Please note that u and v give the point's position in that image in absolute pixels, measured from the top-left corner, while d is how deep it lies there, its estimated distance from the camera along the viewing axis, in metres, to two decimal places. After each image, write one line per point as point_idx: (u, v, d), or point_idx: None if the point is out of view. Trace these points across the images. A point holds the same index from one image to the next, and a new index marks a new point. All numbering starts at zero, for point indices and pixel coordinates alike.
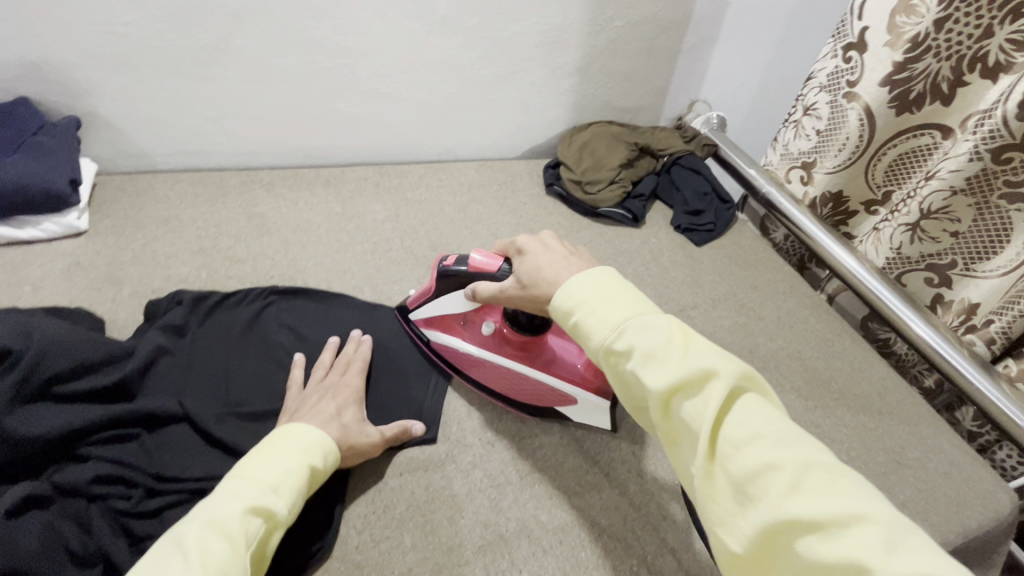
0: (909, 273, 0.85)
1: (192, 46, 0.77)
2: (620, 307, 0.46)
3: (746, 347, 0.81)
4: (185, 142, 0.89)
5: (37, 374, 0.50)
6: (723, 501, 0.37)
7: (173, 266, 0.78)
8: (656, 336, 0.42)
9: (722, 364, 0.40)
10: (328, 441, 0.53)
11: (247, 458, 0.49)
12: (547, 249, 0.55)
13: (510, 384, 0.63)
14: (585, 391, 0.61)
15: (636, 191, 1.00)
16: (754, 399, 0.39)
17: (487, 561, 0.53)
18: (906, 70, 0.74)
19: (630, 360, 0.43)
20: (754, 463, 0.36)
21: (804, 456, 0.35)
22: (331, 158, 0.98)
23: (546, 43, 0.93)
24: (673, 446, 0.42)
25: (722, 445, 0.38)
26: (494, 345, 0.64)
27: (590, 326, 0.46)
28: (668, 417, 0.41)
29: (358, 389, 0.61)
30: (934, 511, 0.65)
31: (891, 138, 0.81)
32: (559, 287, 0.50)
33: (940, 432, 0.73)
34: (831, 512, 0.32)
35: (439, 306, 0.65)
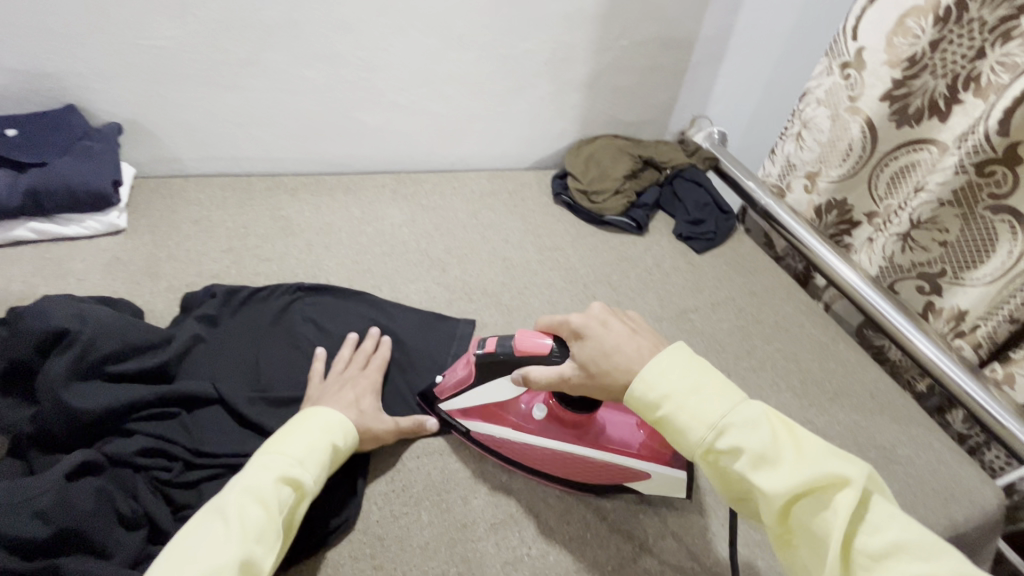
0: (901, 281, 0.89)
1: (225, 58, 0.83)
2: (717, 404, 0.47)
3: (744, 348, 0.85)
4: (215, 148, 0.94)
5: (90, 354, 0.56)
6: None
7: (205, 262, 0.83)
8: (763, 437, 0.44)
9: (846, 469, 0.42)
10: (349, 421, 0.57)
11: (276, 435, 0.53)
12: (606, 329, 0.54)
13: (576, 468, 0.59)
14: (656, 466, 0.58)
15: (640, 200, 1.05)
16: (877, 501, 0.42)
17: (499, 537, 0.57)
18: (906, 86, 0.79)
19: (741, 462, 0.45)
20: (894, 572, 0.39)
21: (943, 563, 0.39)
22: (350, 166, 1.04)
23: (554, 60, 0.99)
24: (790, 544, 0.45)
25: (857, 551, 0.41)
26: (552, 430, 0.59)
27: (687, 424, 0.47)
28: (787, 520, 0.44)
29: (375, 382, 0.65)
30: (922, 504, 0.68)
31: (891, 151, 0.85)
32: (635, 375, 0.50)
33: (930, 431, 0.77)
34: None
35: (479, 395, 0.60)
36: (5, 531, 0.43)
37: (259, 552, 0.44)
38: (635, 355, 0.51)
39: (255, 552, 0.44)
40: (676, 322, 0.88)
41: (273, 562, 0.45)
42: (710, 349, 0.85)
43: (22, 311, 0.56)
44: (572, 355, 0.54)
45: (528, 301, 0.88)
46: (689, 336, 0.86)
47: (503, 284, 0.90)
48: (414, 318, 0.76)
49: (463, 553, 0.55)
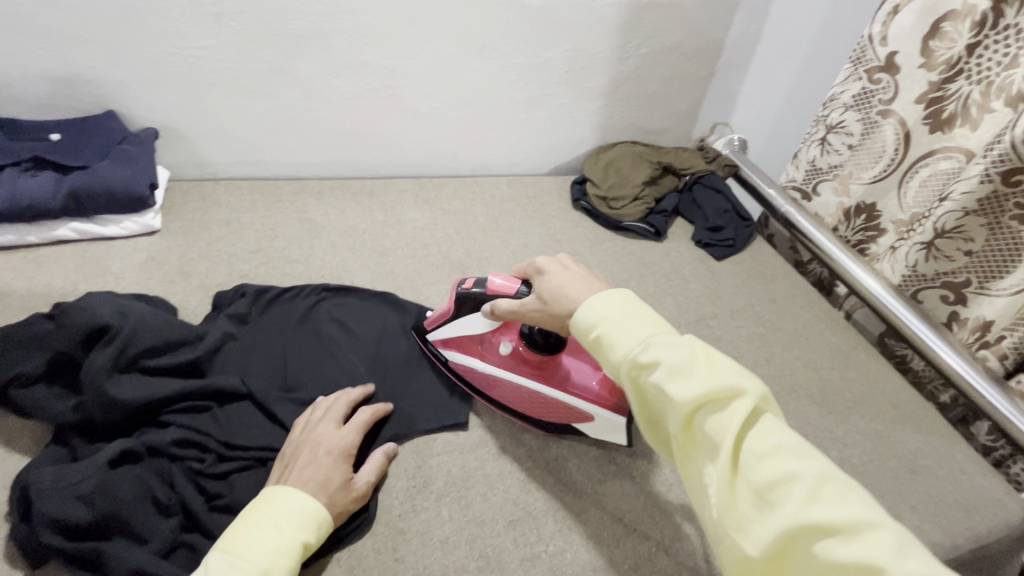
0: (925, 290, 0.89)
1: (257, 67, 0.86)
2: (642, 325, 0.50)
3: (763, 355, 0.85)
4: (244, 153, 0.97)
5: (130, 349, 0.58)
6: (742, 508, 0.41)
7: (235, 263, 0.86)
8: (680, 352, 0.47)
9: (746, 383, 0.45)
10: (322, 510, 0.52)
11: (239, 529, 0.49)
12: (567, 270, 0.59)
13: (529, 401, 0.65)
14: (600, 409, 0.62)
15: (659, 207, 1.05)
16: (772, 418, 0.45)
17: (517, 535, 0.58)
18: (942, 90, 0.80)
19: (653, 372, 0.47)
20: (775, 473, 0.41)
21: (821, 471, 0.41)
22: (373, 171, 1.06)
23: (575, 68, 1.00)
24: (690, 457, 0.46)
25: (745, 456, 0.42)
26: (512, 364, 0.65)
27: (613, 340, 0.50)
28: (690, 431, 0.45)
29: (351, 443, 0.58)
30: (945, 515, 0.67)
31: (923, 158, 0.85)
32: (582, 303, 0.54)
33: (953, 442, 0.76)
34: (848, 517, 0.38)
35: (455, 328, 0.67)
36: (54, 510, 0.47)
37: None
38: (586, 290, 0.55)
39: None
40: (694, 328, 0.88)
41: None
42: (728, 355, 0.85)
43: (69, 307, 0.59)
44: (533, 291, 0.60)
45: None
46: (707, 341, 0.86)
47: None
48: None
49: (482, 549, 0.57)
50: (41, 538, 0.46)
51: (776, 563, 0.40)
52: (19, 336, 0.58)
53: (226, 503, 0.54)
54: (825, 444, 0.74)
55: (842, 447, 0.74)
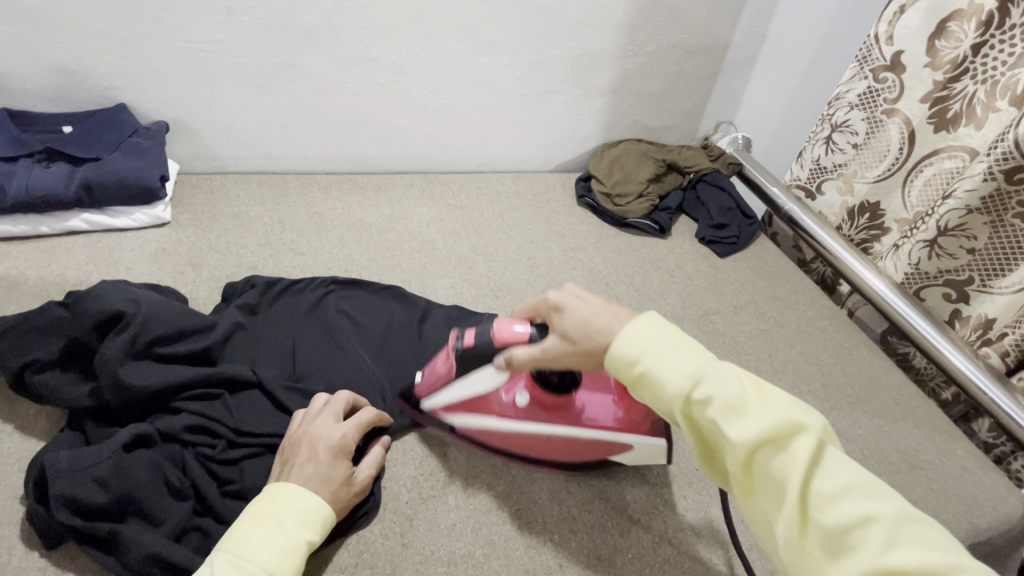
0: (927, 288, 0.90)
1: (266, 62, 0.87)
2: (687, 355, 0.46)
3: (766, 350, 0.86)
4: (252, 147, 0.98)
5: (143, 336, 0.59)
6: (815, 554, 0.40)
7: (244, 255, 0.87)
8: (734, 387, 0.44)
9: (808, 418, 0.42)
10: (325, 508, 0.51)
11: (241, 530, 0.48)
12: (582, 301, 0.53)
13: (561, 446, 0.61)
14: (638, 437, 0.60)
15: (664, 204, 1.06)
16: (837, 452, 0.42)
17: (522, 522, 0.59)
18: (947, 89, 0.81)
19: (707, 409, 0.44)
20: (851, 517, 0.39)
21: (899, 510, 0.39)
22: (380, 166, 1.07)
23: (581, 65, 1.01)
24: (751, 498, 0.44)
25: (815, 498, 0.40)
26: (534, 414, 0.60)
27: (658, 373, 0.46)
28: (750, 471, 0.43)
29: (350, 439, 0.56)
30: (945, 509, 0.68)
31: (928, 157, 0.86)
32: (614, 336, 0.49)
33: (954, 438, 0.76)
34: (931, 562, 0.36)
35: (461, 389, 0.61)
36: (70, 492, 0.48)
37: None
38: (613, 321, 0.50)
39: None
40: (697, 323, 0.89)
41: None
42: (731, 350, 0.85)
43: (83, 294, 0.60)
44: (553, 330, 0.54)
45: None
46: (711, 337, 0.87)
47: (527, 283, 0.92)
48: (443, 314, 0.78)
49: (487, 536, 0.58)
50: (58, 517, 0.47)
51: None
52: (34, 322, 0.59)
53: (237, 488, 0.55)
54: None
55: (844, 441, 0.74)
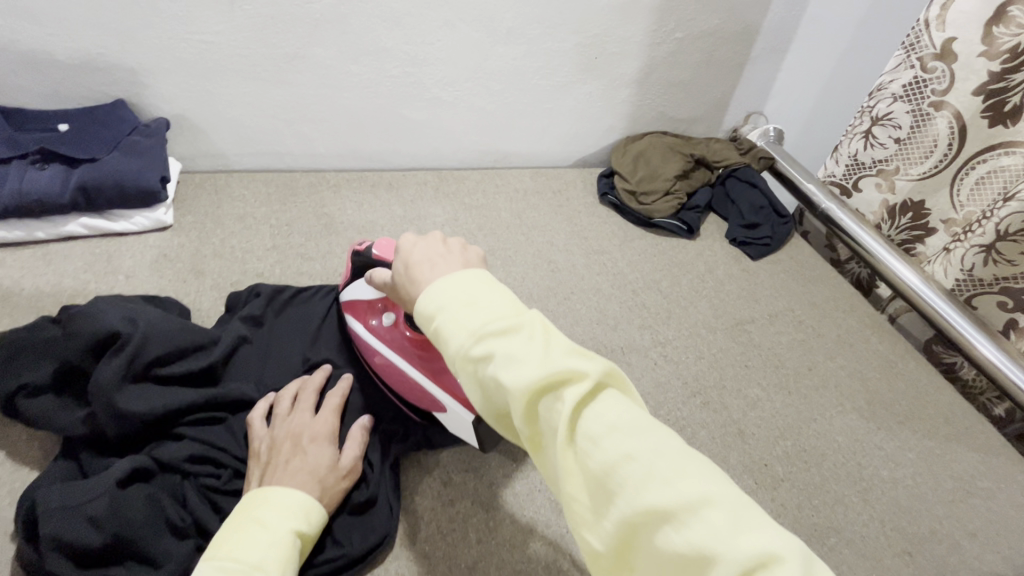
0: (980, 296, 0.84)
1: (271, 52, 0.82)
2: (475, 303, 0.39)
3: (805, 363, 0.80)
4: (258, 144, 0.93)
5: (140, 357, 0.55)
6: (584, 503, 0.34)
7: (250, 260, 0.82)
8: (516, 337, 0.37)
9: (584, 361, 0.36)
10: (309, 499, 0.50)
11: (218, 542, 0.45)
12: (426, 242, 0.47)
13: (404, 385, 0.60)
14: (454, 402, 0.56)
15: (692, 202, 1.00)
16: (618, 393, 0.36)
17: (550, 559, 0.57)
18: (1004, 80, 0.73)
19: (486, 363, 0.37)
20: (612, 459, 0.33)
21: (662, 444, 0.33)
22: (392, 162, 1.02)
23: (605, 54, 0.95)
24: (538, 455, 0.37)
25: (581, 443, 0.34)
26: (391, 339, 0.60)
27: (444, 330, 0.39)
28: (530, 424, 0.36)
29: (332, 427, 0.57)
30: (1007, 543, 0.63)
31: (982, 152, 0.79)
32: (421, 291, 0.42)
33: (1012, 463, 0.70)
34: (685, 499, 0.30)
35: (352, 291, 0.64)
36: (60, 533, 0.44)
37: None
38: (432, 274, 0.43)
39: None
40: (730, 333, 0.83)
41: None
42: (768, 362, 0.79)
43: (76, 312, 0.56)
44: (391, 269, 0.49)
45: (575, 308, 0.84)
46: (745, 348, 0.81)
47: (548, 288, 0.86)
48: None
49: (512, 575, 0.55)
50: (49, 561, 0.44)
51: (626, 558, 0.33)
52: (24, 343, 0.55)
53: None
54: (873, 462, 0.69)
55: (893, 466, 0.68)
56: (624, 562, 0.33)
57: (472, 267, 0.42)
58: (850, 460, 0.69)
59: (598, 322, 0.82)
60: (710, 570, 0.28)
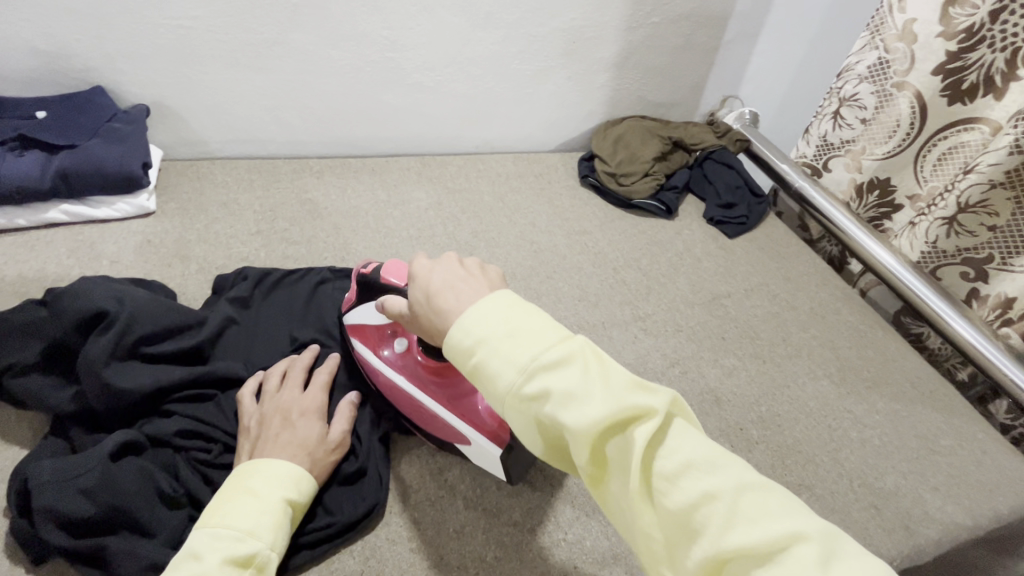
0: (944, 267, 0.88)
1: (250, 38, 0.82)
2: (525, 340, 0.38)
3: (780, 334, 0.83)
4: (240, 130, 0.93)
5: (128, 336, 0.56)
6: (661, 541, 0.35)
7: (235, 245, 0.83)
8: (574, 375, 0.37)
9: (648, 398, 0.36)
10: (299, 469, 0.51)
11: (211, 508, 0.46)
12: (446, 270, 0.46)
13: (423, 414, 0.59)
14: (478, 435, 0.55)
15: (670, 183, 1.03)
16: (684, 427, 0.36)
17: (535, 522, 0.59)
18: (960, 60, 0.76)
19: (547, 405, 0.37)
20: (691, 497, 0.33)
21: (738, 479, 0.34)
22: (375, 148, 1.02)
23: (583, 39, 0.96)
24: (604, 490, 0.38)
25: (656, 482, 0.35)
26: (406, 369, 0.59)
27: (492, 368, 0.38)
28: (597, 462, 0.37)
29: (320, 402, 0.58)
30: (967, 495, 0.66)
31: (943, 129, 0.82)
32: (452, 323, 0.41)
33: (973, 422, 0.74)
34: (772, 536, 0.31)
35: (361, 315, 0.61)
36: (53, 505, 0.45)
37: None
38: (458, 301, 0.42)
39: None
40: (708, 307, 0.85)
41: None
42: (744, 334, 0.82)
43: (61, 291, 0.56)
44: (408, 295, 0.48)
45: (558, 286, 0.86)
46: (723, 321, 0.83)
47: (531, 268, 0.88)
48: None
49: (499, 537, 0.57)
50: (43, 531, 0.45)
51: None
52: (10, 323, 0.56)
53: None
54: (843, 424, 0.72)
55: (861, 428, 0.72)
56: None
57: (507, 293, 0.42)
58: (822, 424, 0.72)
59: (580, 300, 0.84)
60: None
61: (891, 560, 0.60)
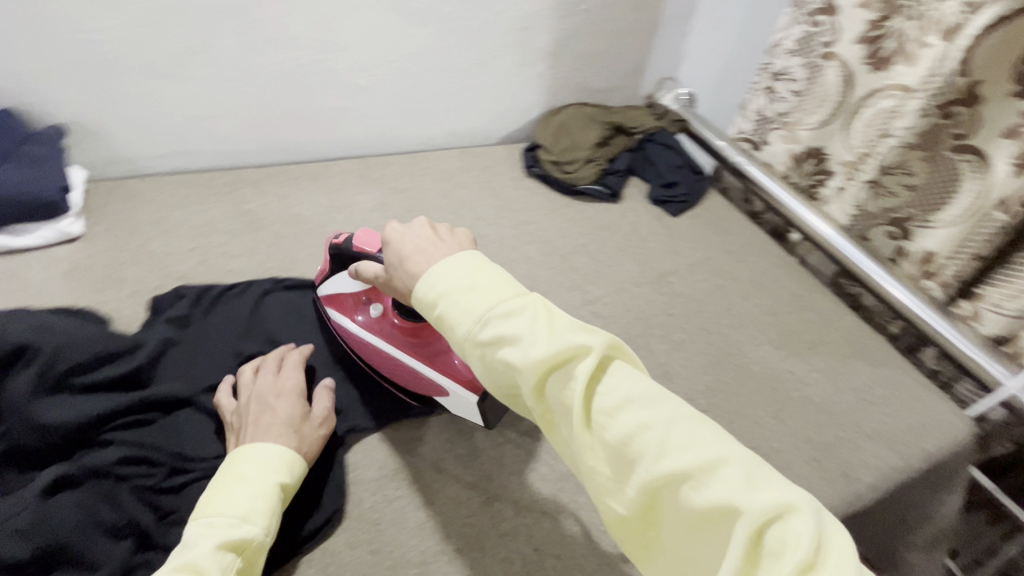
0: (873, 229, 0.93)
1: (172, 49, 0.79)
2: (482, 292, 0.44)
3: (723, 306, 0.86)
4: (169, 145, 0.90)
5: (55, 368, 0.54)
6: (605, 472, 0.39)
7: (170, 264, 0.80)
8: (521, 319, 0.42)
9: (588, 338, 0.41)
10: (286, 450, 0.53)
11: (207, 497, 0.48)
12: (413, 234, 0.51)
13: (396, 369, 0.64)
14: (455, 384, 0.60)
15: (612, 167, 1.05)
16: (622, 368, 0.41)
17: (493, 511, 0.60)
18: (880, 28, 0.82)
19: (496, 348, 0.42)
20: (628, 429, 0.38)
21: (672, 413, 0.38)
22: (315, 154, 1.01)
23: (517, 30, 0.97)
24: (553, 430, 0.43)
25: (598, 417, 0.39)
26: (382, 330, 0.64)
27: (453, 317, 0.44)
28: (543, 401, 0.42)
29: (297, 383, 0.60)
30: (901, 441, 0.71)
31: (868, 97, 0.85)
32: (420, 278, 0.47)
33: (904, 371, 0.79)
34: (699, 460, 0.36)
35: (337, 285, 0.67)
36: None
37: None
38: (427, 263, 0.48)
39: None
40: (655, 286, 0.88)
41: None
42: (690, 308, 0.85)
43: None
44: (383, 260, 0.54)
45: None
46: (669, 298, 0.86)
47: None
48: None
49: (459, 529, 0.58)
50: None
51: (649, 516, 0.39)
52: None
53: (184, 516, 0.53)
54: (786, 385, 0.76)
55: (803, 386, 0.76)
56: (646, 519, 0.39)
57: (473, 253, 0.47)
58: (767, 387, 0.75)
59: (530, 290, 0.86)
60: (729, 519, 0.34)
61: (833, 507, 0.64)
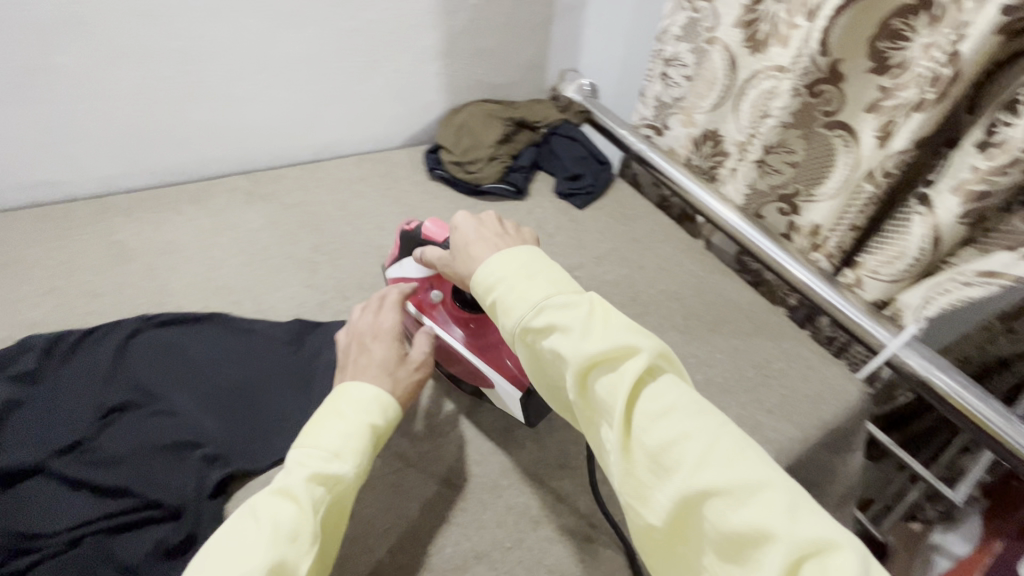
0: (765, 207, 0.96)
1: (4, 71, 0.70)
2: (541, 283, 0.48)
3: (628, 295, 0.87)
4: (15, 178, 0.80)
5: None
6: (642, 476, 0.40)
7: (24, 311, 0.73)
8: (578, 313, 0.45)
9: (641, 341, 0.43)
10: (382, 393, 0.54)
11: (310, 428, 0.51)
12: (479, 224, 0.57)
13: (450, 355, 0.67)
14: (500, 377, 0.63)
15: (517, 163, 1.03)
16: (668, 377, 0.43)
17: (391, 541, 0.59)
18: (754, 12, 0.83)
19: (547, 337, 0.46)
20: (668, 436, 0.39)
21: (714, 429, 0.39)
22: (195, 173, 0.93)
23: (405, 28, 0.92)
24: (592, 425, 0.45)
25: (639, 419, 0.41)
26: (442, 316, 0.67)
27: (508, 303, 0.48)
28: (587, 394, 0.44)
29: (395, 322, 0.62)
30: (796, 412, 0.74)
31: (749, 80, 0.88)
32: (482, 263, 0.51)
33: (799, 343, 0.83)
34: (738, 479, 0.36)
35: (408, 269, 0.70)
36: None
37: (291, 554, 0.43)
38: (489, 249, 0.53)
39: (288, 554, 0.42)
40: None
41: (311, 559, 0.44)
42: None
43: None
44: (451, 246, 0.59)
45: None
46: None
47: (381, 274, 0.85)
48: (284, 329, 0.72)
49: (353, 566, 0.57)
50: None
51: (679, 530, 0.39)
52: None
53: None
54: (689, 369, 0.77)
55: (705, 368, 0.78)
56: (676, 534, 0.40)
57: (534, 250, 0.51)
58: None
59: None
60: (762, 542, 0.34)
61: None
